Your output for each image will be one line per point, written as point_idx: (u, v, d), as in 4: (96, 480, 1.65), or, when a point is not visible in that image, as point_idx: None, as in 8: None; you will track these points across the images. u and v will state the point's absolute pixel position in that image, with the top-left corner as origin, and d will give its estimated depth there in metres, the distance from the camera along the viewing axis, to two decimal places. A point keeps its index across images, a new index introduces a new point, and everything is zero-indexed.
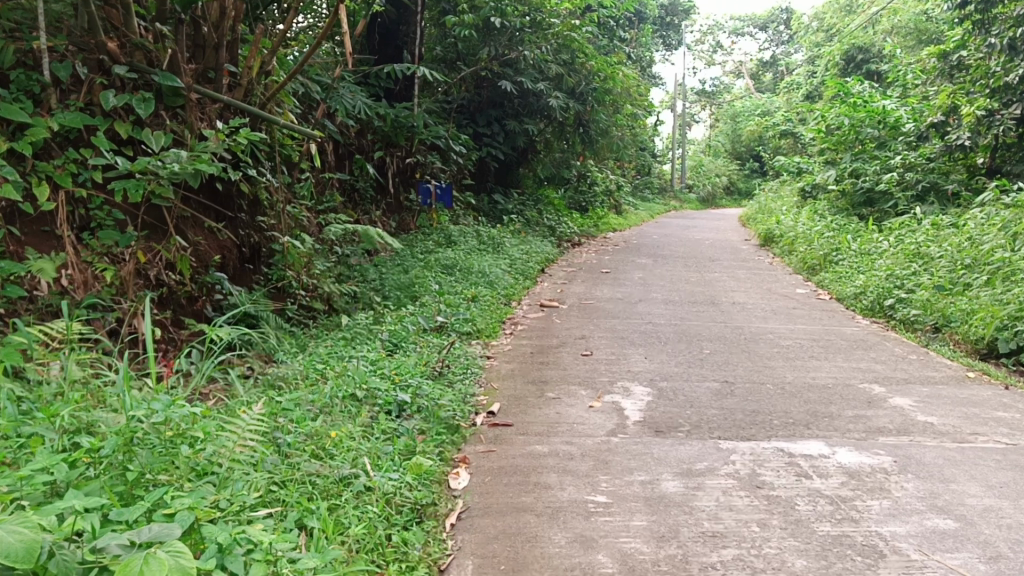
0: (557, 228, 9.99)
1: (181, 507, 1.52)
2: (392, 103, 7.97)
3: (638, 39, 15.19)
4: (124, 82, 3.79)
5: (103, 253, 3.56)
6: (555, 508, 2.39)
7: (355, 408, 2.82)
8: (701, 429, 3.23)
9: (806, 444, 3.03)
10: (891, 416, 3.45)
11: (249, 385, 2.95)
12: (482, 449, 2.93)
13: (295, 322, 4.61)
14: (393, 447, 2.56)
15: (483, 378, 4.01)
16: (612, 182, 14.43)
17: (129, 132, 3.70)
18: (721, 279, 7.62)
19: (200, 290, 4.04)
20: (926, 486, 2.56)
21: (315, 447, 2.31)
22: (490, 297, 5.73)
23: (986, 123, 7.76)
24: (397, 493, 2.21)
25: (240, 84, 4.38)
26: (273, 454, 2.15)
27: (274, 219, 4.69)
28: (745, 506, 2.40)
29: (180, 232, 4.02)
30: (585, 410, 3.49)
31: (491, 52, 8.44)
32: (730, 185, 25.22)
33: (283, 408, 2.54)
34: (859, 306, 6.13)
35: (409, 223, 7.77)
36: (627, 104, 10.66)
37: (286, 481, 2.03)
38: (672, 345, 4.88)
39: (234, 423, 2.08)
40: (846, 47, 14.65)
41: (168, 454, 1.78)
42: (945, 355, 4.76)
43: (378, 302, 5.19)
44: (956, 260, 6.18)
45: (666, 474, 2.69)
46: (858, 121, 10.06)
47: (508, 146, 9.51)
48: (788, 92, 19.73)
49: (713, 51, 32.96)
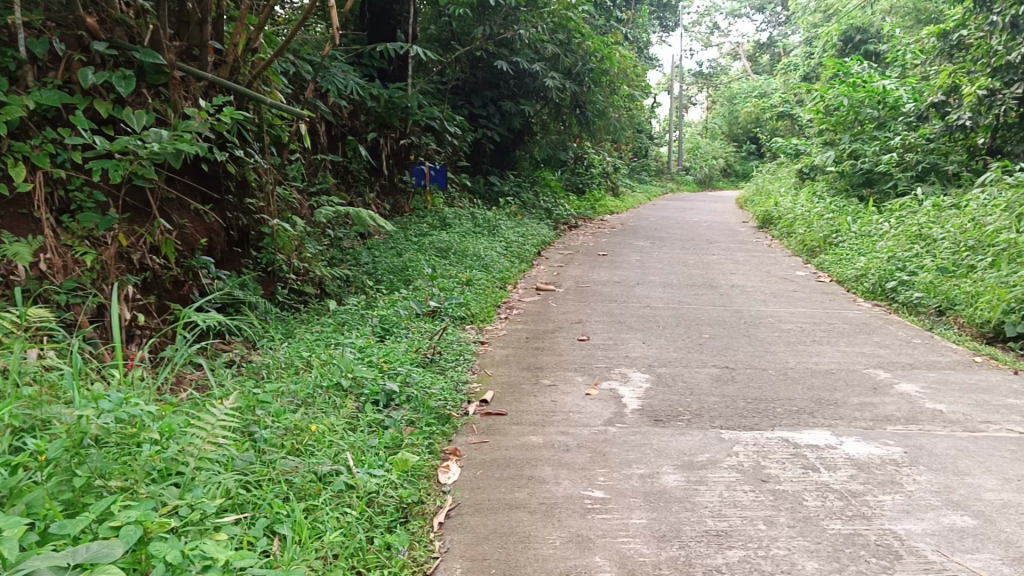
0: (554, 211, 9.86)
1: (129, 519, 1.41)
2: (386, 83, 7.81)
3: (634, 19, 15.00)
4: (104, 59, 3.64)
5: (84, 236, 3.39)
6: (550, 505, 2.26)
7: (340, 399, 2.70)
8: (703, 418, 3.10)
9: (811, 434, 2.91)
10: (898, 404, 3.33)
11: (229, 375, 2.81)
12: (474, 440, 2.80)
13: (285, 306, 4.51)
14: (379, 440, 2.44)
15: (477, 364, 3.88)
16: (610, 164, 14.28)
17: (109, 111, 3.54)
18: (720, 262, 7.49)
19: (187, 274, 3.90)
20: (940, 479, 2.44)
21: (295, 442, 2.19)
22: (485, 281, 5.60)
23: (988, 103, 7.62)
24: (382, 491, 2.09)
25: (225, 62, 4.21)
26: (248, 450, 2.03)
27: (263, 201, 4.53)
28: (750, 502, 2.28)
29: (165, 215, 3.88)
30: (582, 398, 3.37)
31: (486, 31, 8.28)
32: (727, 167, 25.12)
33: (260, 400, 2.39)
34: (861, 289, 6.01)
35: (403, 206, 7.60)
36: (625, 84, 10.48)
37: (260, 481, 1.91)
38: (671, 330, 4.76)
39: (203, 418, 1.94)
40: (844, 27, 14.44)
41: (125, 456, 1.67)
42: (950, 339, 4.63)
43: (370, 286, 5.06)
44: (959, 242, 6.05)
45: (666, 467, 2.56)
46: (857, 102, 9.89)
47: (504, 128, 9.33)
48: (784, 73, 19.53)
49: (710, 32, 32.66)
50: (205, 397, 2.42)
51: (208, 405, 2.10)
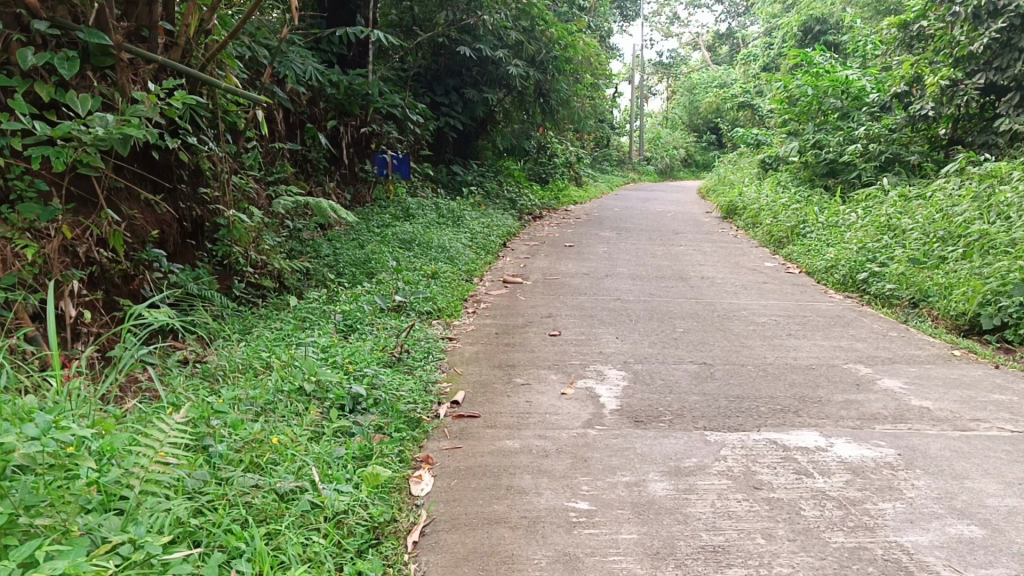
0: (518, 200, 9.67)
1: (56, 570, 1.22)
2: (346, 70, 7.55)
3: (597, 8, 14.80)
4: (46, 40, 3.39)
5: (25, 228, 3.14)
6: (532, 519, 2.10)
7: (303, 405, 2.51)
8: (685, 419, 2.96)
9: (799, 435, 2.78)
10: (884, 401, 3.22)
11: (180, 381, 2.59)
12: (447, 446, 2.63)
13: (242, 301, 4.32)
14: (347, 451, 2.26)
15: (445, 362, 3.70)
16: (572, 154, 14.09)
17: (51, 94, 3.29)
18: (688, 253, 7.37)
19: (137, 269, 3.70)
20: (939, 484, 2.34)
21: (253, 455, 2.00)
22: (451, 273, 5.40)
23: (950, 93, 7.63)
24: (352, 511, 1.91)
25: (177, 44, 3.97)
26: (201, 468, 1.84)
27: (218, 190, 4.31)
28: (745, 513, 2.14)
29: (112, 205, 3.65)
30: (557, 399, 3.20)
31: (448, 17, 8.07)
32: (688, 157, 25.09)
33: (216, 409, 2.18)
34: (831, 280, 5.93)
35: (364, 196, 7.35)
36: (589, 73, 10.30)
37: (215, 504, 1.72)
38: (644, 324, 4.61)
39: (151, 434, 1.75)
40: (804, 18, 14.41)
41: (57, 487, 1.47)
42: (926, 332, 4.55)
43: (331, 279, 4.85)
44: (929, 232, 5.99)
45: (652, 474, 2.41)
46: (821, 91, 9.76)
47: (467, 116, 9.13)
48: (744, 64, 19.50)
49: (670, 23, 32.56)
50: (153, 407, 2.20)
51: (156, 417, 1.91)
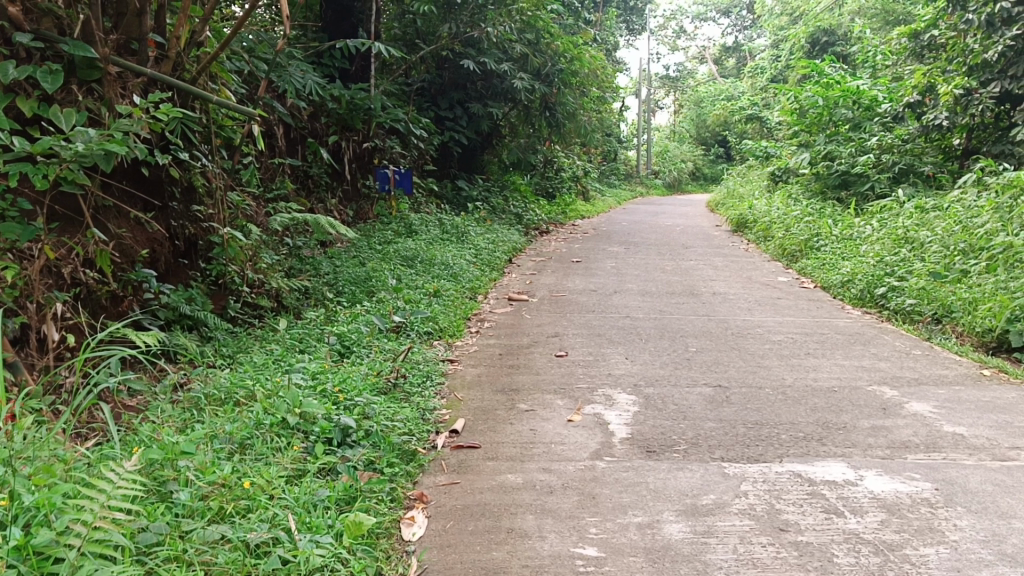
0: (524, 215, 9.48)
1: None
2: (348, 84, 7.39)
3: (602, 21, 14.67)
4: (30, 53, 3.22)
5: (6, 249, 2.95)
6: (535, 569, 1.89)
7: (285, 441, 2.32)
8: (701, 448, 2.74)
9: (826, 467, 2.56)
10: (914, 428, 2.99)
11: (153, 420, 2.41)
12: (443, 482, 2.43)
13: (237, 322, 4.12)
14: (330, 492, 2.06)
15: (445, 388, 3.50)
16: (579, 168, 13.91)
17: (34, 110, 3.10)
18: (699, 268, 7.16)
19: (126, 289, 3.52)
20: (984, 524, 2.12)
21: (222, 506, 1.81)
22: (454, 291, 5.20)
23: (964, 103, 7.38)
24: (329, 567, 1.70)
25: (167, 56, 3.77)
26: (158, 521, 1.66)
27: (212, 208, 4.10)
28: (771, 560, 1.93)
29: (99, 224, 3.47)
30: (563, 427, 2.98)
31: (451, 29, 7.89)
32: (695, 170, 24.87)
33: (184, 451, 1.99)
34: (848, 296, 5.70)
35: (366, 212, 7.15)
36: (595, 86, 10.11)
37: (170, 568, 1.54)
38: (655, 344, 4.40)
39: (96, 491, 1.56)
40: (811, 29, 14.20)
41: None
42: (952, 350, 4.32)
43: (329, 298, 4.65)
44: (949, 245, 5.76)
45: (667, 514, 2.20)
46: (832, 102, 9.54)
47: (471, 130, 8.94)
48: (751, 76, 19.31)
49: (676, 36, 32.45)
50: (109, 450, 2.01)
51: (109, 465, 1.73)
